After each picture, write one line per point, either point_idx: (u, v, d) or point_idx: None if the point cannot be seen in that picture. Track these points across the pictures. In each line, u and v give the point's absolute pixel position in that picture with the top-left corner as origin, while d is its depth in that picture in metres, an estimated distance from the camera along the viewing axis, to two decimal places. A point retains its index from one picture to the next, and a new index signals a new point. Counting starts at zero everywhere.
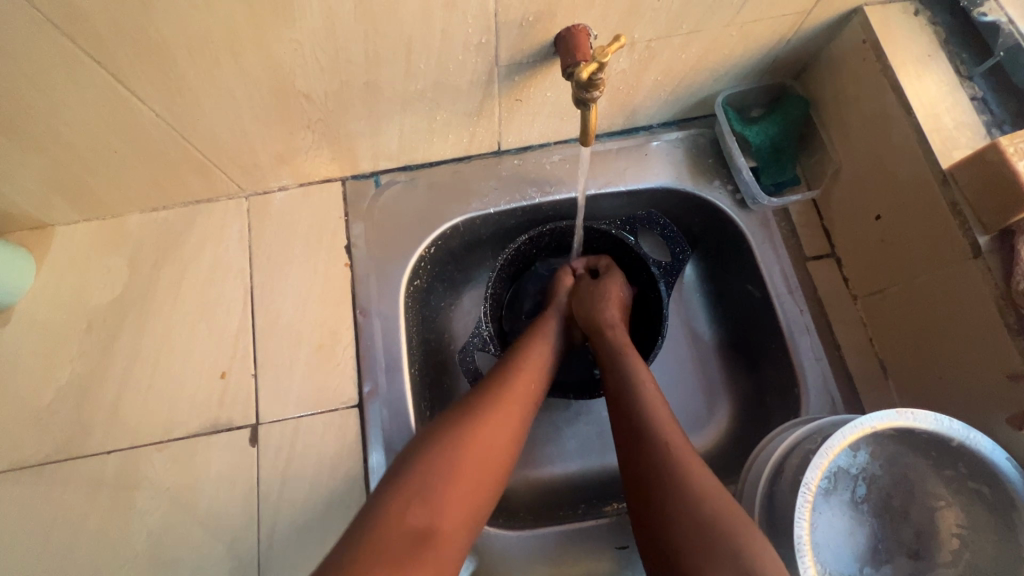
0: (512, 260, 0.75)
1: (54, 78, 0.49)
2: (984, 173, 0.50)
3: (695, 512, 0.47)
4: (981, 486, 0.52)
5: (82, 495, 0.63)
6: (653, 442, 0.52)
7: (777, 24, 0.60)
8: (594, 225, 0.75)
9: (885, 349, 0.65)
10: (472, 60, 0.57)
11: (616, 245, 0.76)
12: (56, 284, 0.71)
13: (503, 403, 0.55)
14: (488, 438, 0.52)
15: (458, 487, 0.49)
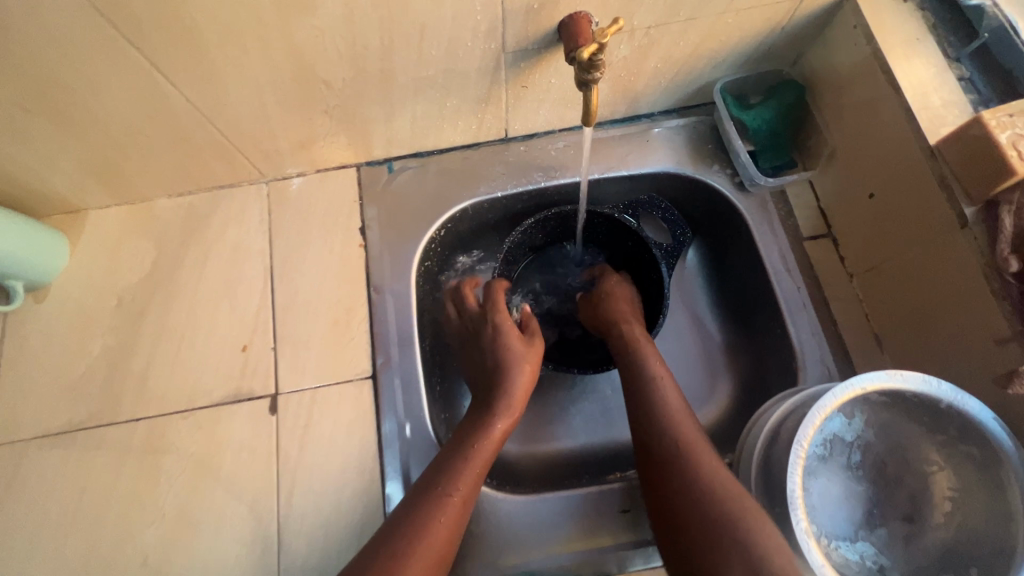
0: (519, 244, 0.78)
1: (96, 64, 0.53)
2: (968, 147, 0.52)
3: (699, 497, 0.50)
4: (970, 448, 0.54)
5: (113, 459, 0.66)
6: (666, 430, 0.57)
7: (772, 12, 0.63)
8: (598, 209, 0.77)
9: (881, 324, 0.67)
10: (480, 46, 0.60)
11: (618, 232, 0.79)
12: (88, 263, 0.75)
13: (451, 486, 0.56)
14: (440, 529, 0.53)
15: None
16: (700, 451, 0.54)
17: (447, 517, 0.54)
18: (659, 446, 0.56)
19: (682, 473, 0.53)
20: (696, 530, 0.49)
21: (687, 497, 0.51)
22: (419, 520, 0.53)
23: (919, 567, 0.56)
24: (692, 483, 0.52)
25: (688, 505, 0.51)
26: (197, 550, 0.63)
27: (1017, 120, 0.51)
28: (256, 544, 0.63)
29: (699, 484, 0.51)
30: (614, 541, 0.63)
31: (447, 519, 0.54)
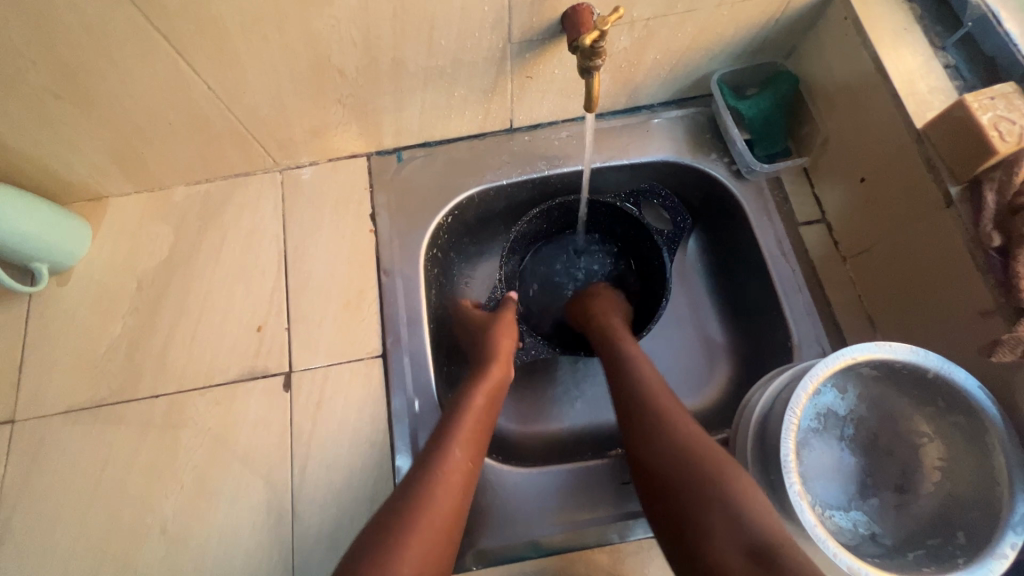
0: (524, 233, 0.81)
1: (125, 52, 0.57)
2: (953, 129, 0.55)
3: (684, 458, 0.52)
4: (957, 417, 0.56)
5: (134, 434, 0.69)
6: (647, 394, 0.59)
7: (766, 5, 0.66)
8: (600, 199, 0.80)
9: (874, 304, 0.69)
10: (487, 37, 0.63)
11: (622, 219, 0.81)
12: (109, 248, 0.78)
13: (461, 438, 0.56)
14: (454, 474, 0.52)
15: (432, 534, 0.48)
16: (679, 415, 0.56)
17: (455, 471, 0.53)
18: (640, 412, 0.57)
19: (666, 435, 0.54)
20: (683, 490, 0.50)
21: (673, 457, 0.52)
22: (427, 476, 0.51)
23: (910, 534, 0.58)
24: (675, 445, 0.53)
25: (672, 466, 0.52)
26: (215, 519, 0.65)
27: (997, 102, 0.54)
28: (271, 514, 0.65)
29: (683, 445, 0.53)
30: (615, 511, 0.65)
31: (458, 467, 0.53)
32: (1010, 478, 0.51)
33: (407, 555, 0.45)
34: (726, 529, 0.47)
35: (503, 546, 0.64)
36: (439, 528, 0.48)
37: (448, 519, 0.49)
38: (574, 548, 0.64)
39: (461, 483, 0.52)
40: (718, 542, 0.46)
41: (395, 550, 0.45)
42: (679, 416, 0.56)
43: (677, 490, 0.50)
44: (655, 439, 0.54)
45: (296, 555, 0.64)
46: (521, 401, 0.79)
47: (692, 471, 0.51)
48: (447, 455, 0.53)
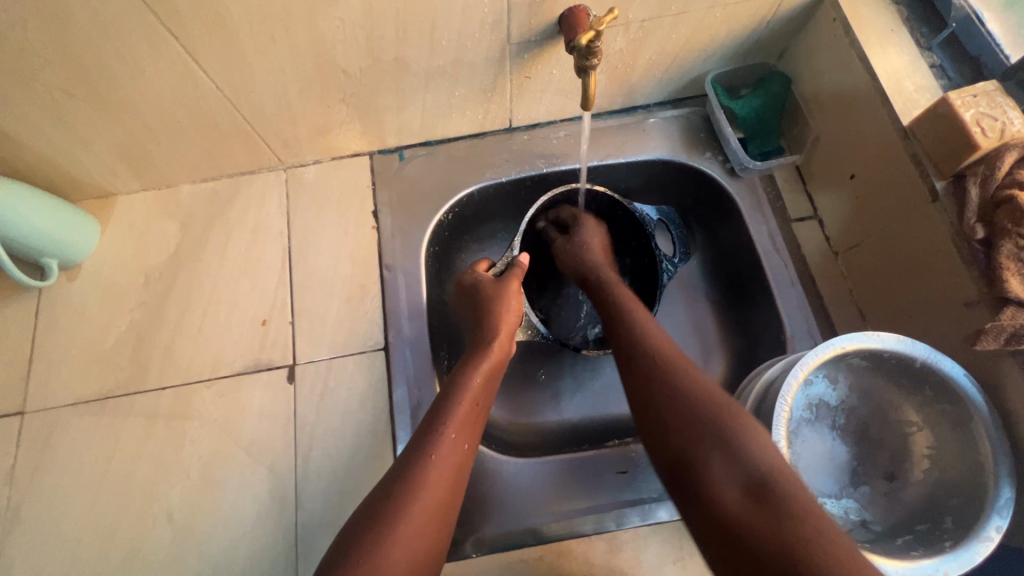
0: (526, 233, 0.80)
1: (137, 52, 0.59)
2: (938, 125, 0.57)
3: (693, 409, 0.51)
4: (945, 406, 0.58)
5: (141, 425, 0.70)
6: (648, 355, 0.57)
7: (757, 6, 0.68)
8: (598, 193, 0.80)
9: (864, 297, 0.71)
10: (487, 38, 0.65)
11: (627, 223, 0.82)
12: (117, 244, 0.79)
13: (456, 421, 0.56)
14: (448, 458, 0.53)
15: (428, 515, 0.49)
16: (689, 370, 0.55)
17: (449, 456, 0.53)
18: (643, 368, 0.56)
19: (672, 389, 0.53)
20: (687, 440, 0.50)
21: (671, 416, 0.52)
22: (422, 459, 0.52)
23: (899, 521, 0.59)
24: (680, 401, 0.52)
25: (680, 417, 0.51)
26: (220, 508, 0.67)
27: (979, 99, 0.56)
28: (275, 502, 0.67)
29: (691, 397, 0.52)
30: (611, 501, 0.66)
31: (452, 452, 0.53)
32: (996, 465, 0.53)
33: (394, 546, 0.46)
34: (728, 468, 0.47)
35: (502, 534, 0.65)
36: (429, 515, 0.49)
37: (438, 506, 0.50)
38: (571, 537, 0.65)
39: (453, 467, 0.53)
40: (718, 478, 0.47)
41: (383, 540, 0.46)
42: (687, 370, 0.55)
43: (678, 438, 0.51)
44: (662, 391, 0.54)
45: (299, 543, 0.65)
46: (519, 394, 0.80)
47: (698, 421, 0.50)
48: (437, 441, 0.53)
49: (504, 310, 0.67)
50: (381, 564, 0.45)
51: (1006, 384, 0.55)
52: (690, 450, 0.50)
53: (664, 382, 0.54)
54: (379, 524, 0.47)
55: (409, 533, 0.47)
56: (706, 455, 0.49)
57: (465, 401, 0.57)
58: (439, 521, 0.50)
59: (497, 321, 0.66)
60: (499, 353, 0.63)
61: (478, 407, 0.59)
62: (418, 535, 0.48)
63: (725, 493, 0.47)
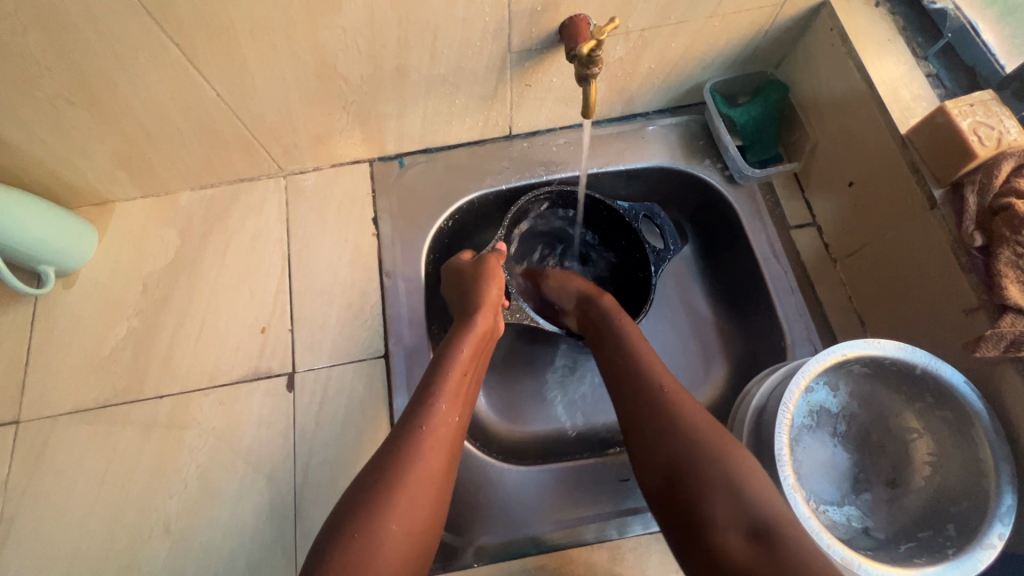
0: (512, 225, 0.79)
1: (138, 59, 0.59)
2: (935, 134, 0.57)
3: (693, 447, 0.51)
4: (946, 412, 0.58)
5: (138, 434, 0.70)
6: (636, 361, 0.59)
7: (755, 16, 0.68)
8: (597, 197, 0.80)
9: (864, 304, 0.72)
10: (489, 46, 0.65)
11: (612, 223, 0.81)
12: (114, 251, 0.79)
13: (446, 392, 0.55)
14: (440, 428, 0.52)
15: (421, 488, 0.49)
16: (689, 404, 0.54)
17: (440, 428, 0.52)
18: (644, 387, 0.56)
19: (670, 422, 0.53)
20: (688, 479, 0.50)
21: (671, 453, 0.51)
22: (412, 432, 0.51)
23: (902, 528, 0.59)
24: (678, 437, 0.52)
25: (682, 456, 0.51)
26: (219, 518, 0.66)
27: (976, 108, 0.56)
28: (274, 512, 0.66)
29: (690, 431, 0.52)
30: (612, 509, 0.66)
31: (443, 423, 0.53)
32: (998, 469, 0.53)
33: (392, 521, 0.46)
34: (731, 511, 0.47)
35: (503, 543, 0.64)
36: (426, 487, 0.49)
37: (434, 478, 0.50)
38: (573, 545, 0.64)
39: (446, 439, 0.52)
40: (720, 525, 0.47)
41: (381, 516, 0.46)
42: (686, 404, 0.54)
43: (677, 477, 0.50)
44: (660, 426, 0.53)
45: (298, 553, 0.65)
46: (509, 398, 0.80)
47: (695, 458, 0.50)
48: (430, 413, 0.53)
49: (488, 285, 0.66)
50: (379, 538, 0.45)
51: (1007, 390, 0.55)
52: (691, 489, 0.49)
53: (663, 415, 0.54)
54: (376, 503, 0.47)
55: (406, 506, 0.47)
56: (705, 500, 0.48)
57: (456, 373, 0.57)
58: (436, 491, 0.50)
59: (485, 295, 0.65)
60: (486, 325, 0.63)
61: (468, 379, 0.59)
62: (410, 506, 0.48)
63: (729, 538, 0.47)
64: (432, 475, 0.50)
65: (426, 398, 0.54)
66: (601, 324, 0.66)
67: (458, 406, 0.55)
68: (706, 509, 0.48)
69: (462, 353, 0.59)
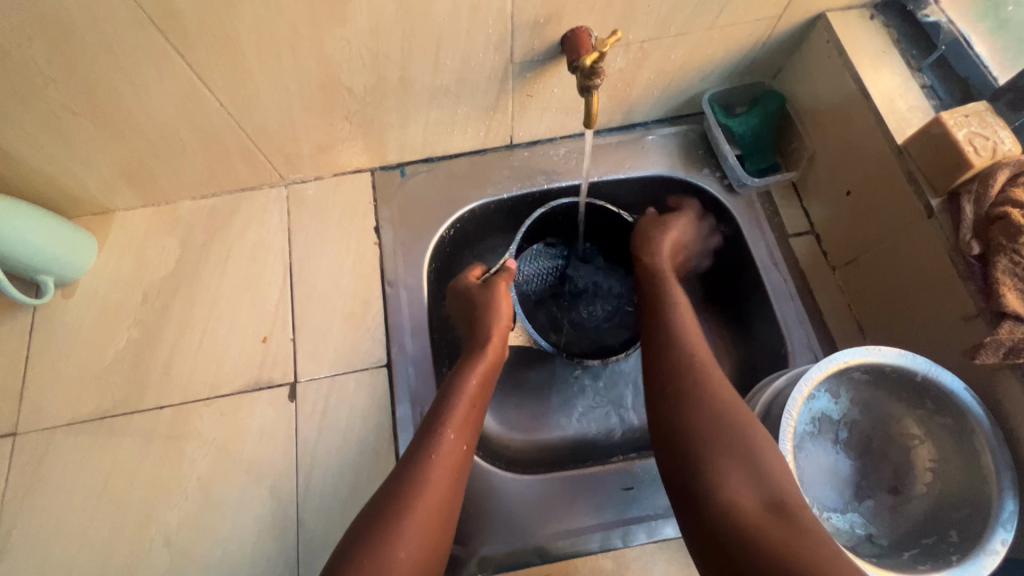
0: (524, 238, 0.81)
1: (143, 71, 0.59)
2: (932, 143, 0.58)
3: (714, 422, 0.53)
4: (947, 419, 0.58)
5: (138, 445, 0.69)
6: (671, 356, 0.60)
7: (753, 29, 0.70)
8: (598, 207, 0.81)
9: (863, 312, 0.72)
10: (491, 57, 0.66)
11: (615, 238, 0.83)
12: (114, 261, 0.79)
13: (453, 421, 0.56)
14: (448, 458, 0.54)
15: (429, 516, 0.50)
16: (718, 386, 0.56)
17: (446, 457, 0.54)
18: (676, 365, 0.59)
19: (692, 398, 0.55)
20: (703, 450, 0.52)
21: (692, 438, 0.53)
22: (420, 460, 0.53)
23: (904, 534, 0.60)
24: (699, 414, 0.54)
25: (700, 432, 0.53)
26: (220, 529, 0.65)
27: (971, 119, 0.58)
28: (276, 523, 0.66)
29: (706, 416, 0.54)
30: (615, 519, 0.66)
31: (450, 451, 0.54)
32: (998, 477, 0.54)
33: (399, 546, 0.47)
34: (738, 478, 0.49)
35: (507, 552, 0.64)
36: (432, 512, 0.50)
37: (440, 506, 0.51)
38: (578, 554, 0.64)
39: (453, 467, 0.54)
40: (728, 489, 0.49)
41: (389, 540, 0.47)
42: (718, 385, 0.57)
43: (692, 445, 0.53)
44: (685, 410, 0.55)
45: (301, 565, 0.64)
46: (512, 408, 0.80)
47: (712, 435, 0.52)
48: (438, 441, 0.54)
49: (497, 315, 0.66)
50: (388, 562, 0.46)
51: (1007, 395, 0.56)
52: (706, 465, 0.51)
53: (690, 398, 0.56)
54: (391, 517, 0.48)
55: (415, 533, 0.48)
56: (717, 463, 0.51)
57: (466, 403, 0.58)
58: (442, 517, 0.51)
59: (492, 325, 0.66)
60: (494, 354, 0.64)
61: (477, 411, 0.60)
62: (418, 532, 0.48)
63: (742, 500, 0.48)
64: (439, 503, 0.51)
65: (433, 427, 0.56)
66: (654, 280, 0.70)
67: (465, 437, 0.56)
68: (717, 476, 0.50)
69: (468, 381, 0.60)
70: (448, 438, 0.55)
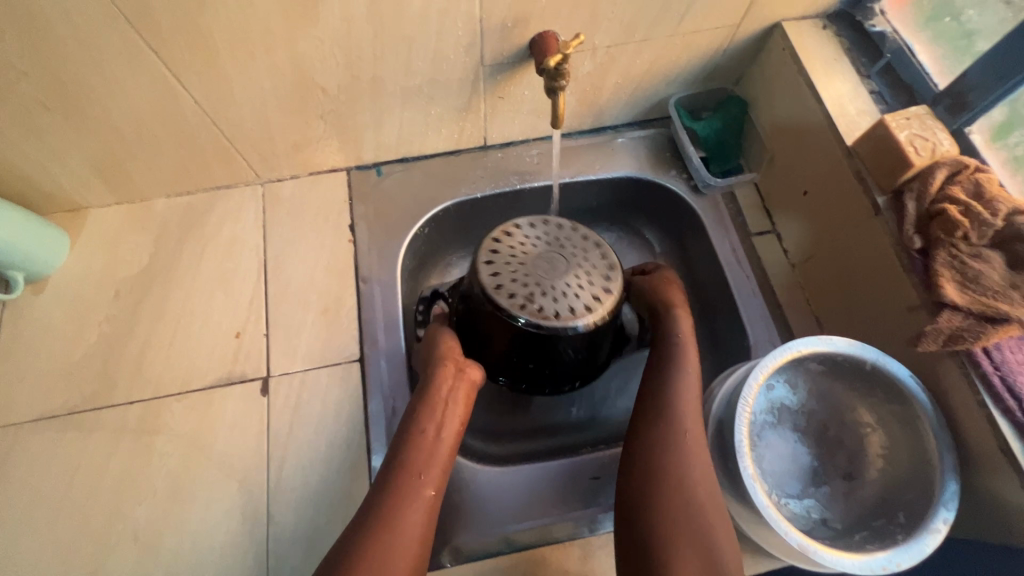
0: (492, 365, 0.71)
1: (118, 68, 0.60)
2: (877, 144, 0.62)
3: (667, 436, 0.57)
4: (895, 406, 0.61)
5: (108, 440, 0.69)
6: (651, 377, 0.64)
7: (714, 36, 0.73)
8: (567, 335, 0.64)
9: (820, 306, 0.74)
10: (462, 60, 0.68)
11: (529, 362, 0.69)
12: (86, 258, 0.79)
13: (415, 458, 0.59)
14: (411, 498, 0.56)
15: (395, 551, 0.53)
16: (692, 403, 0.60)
17: (409, 498, 0.56)
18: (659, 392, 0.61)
19: (659, 427, 0.58)
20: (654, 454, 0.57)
21: (646, 449, 0.57)
22: (384, 499, 0.56)
23: (857, 517, 0.62)
24: (662, 434, 0.58)
25: (655, 429, 0.58)
26: (189, 523, 0.66)
27: (912, 122, 0.61)
28: (246, 517, 0.66)
29: (664, 432, 0.58)
30: (584, 507, 0.67)
31: (411, 489, 0.57)
32: (942, 458, 0.57)
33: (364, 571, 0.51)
34: (677, 484, 0.54)
35: (476, 543, 0.65)
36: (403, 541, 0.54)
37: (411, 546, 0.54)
38: (545, 544, 0.65)
39: (420, 507, 0.56)
40: (668, 497, 0.54)
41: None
42: (687, 401, 0.60)
43: (643, 486, 0.55)
44: (651, 424, 0.59)
45: (271, 558, 0.64)
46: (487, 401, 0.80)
47: (662, 448, 0.57)
48: (400, 477, 0.58)
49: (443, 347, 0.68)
50: None
51: (947, 381, 0.58)
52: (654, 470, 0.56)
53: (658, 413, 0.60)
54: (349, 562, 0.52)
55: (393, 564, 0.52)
56: (656, 511, 0.54)
57: (430, 428, 0.61)
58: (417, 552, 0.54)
59: (445, 348, 0.67)
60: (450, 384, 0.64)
61: (444, 433, 0.61)
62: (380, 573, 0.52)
63: (681, 539, 0.52)
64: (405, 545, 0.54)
65: (396, 465, 0.59)
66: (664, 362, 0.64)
67: (429, 476, 0.58)
68: (665, 481, 0.55)
69: (427, 413, 0.62)
70: (409, 479, 0.58)
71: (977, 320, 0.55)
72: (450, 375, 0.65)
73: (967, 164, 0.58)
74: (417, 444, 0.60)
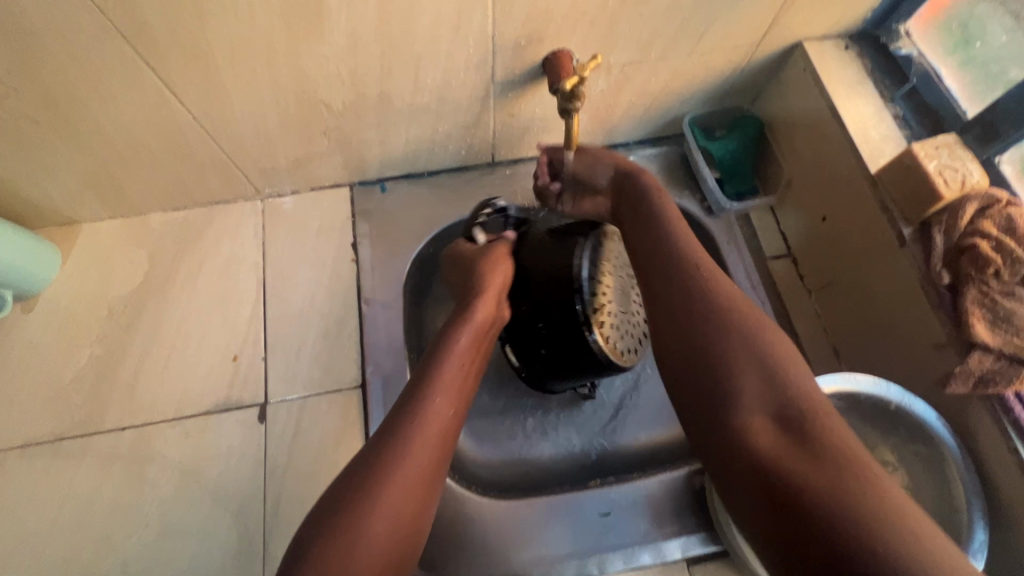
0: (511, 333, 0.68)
1: (113, 83, 0.57)
2: (904, 175, 0.60)
3: (733, 337, 0.47)
4: (919, 447, 0.59)
5: (98, 467, 0.66)
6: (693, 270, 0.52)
7: (732, 55, 0.71)
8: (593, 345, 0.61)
9: (839, 335, 0.72)
10: (473, 77, 0.66)
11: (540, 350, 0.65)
12: (78, 275, 0.76)
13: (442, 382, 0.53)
14: (433, 420, 0.50)
15: (410, 481, 0.46)
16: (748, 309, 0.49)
17: (431, 423, 0.49)
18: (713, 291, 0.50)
19: (726, 342, 0.47)
20: (720, 366, 0.46)
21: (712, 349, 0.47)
22: (403, 422, 0.49)
23: None
24: (718, 338, 0.47)
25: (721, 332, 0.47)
26: (182, 557, 0.63)
27: (941, 152, 0.59)
28: (241, 550, 0.63)
29: (731, 333, 0.47)
30: (595, 544, 0.65)
31: (436, 413, 0.50)
32: (970, 505, 0.54)
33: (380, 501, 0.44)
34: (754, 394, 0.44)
35: None
36: (418, 470, 0.47)
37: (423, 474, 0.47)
38: None
39: (437, 432, 0.49)
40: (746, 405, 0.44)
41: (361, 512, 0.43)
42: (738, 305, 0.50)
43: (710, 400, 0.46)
44: (708, 323, 0.48)
45: None
46: (490, 430, 0.76)
47: (726, 356, 0.46)
48: (423, 399, 0.51)
49: (491, 271, 0.63)
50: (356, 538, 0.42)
51: (978, 424, 0.56)
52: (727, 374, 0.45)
53: (717, 312, 0.49)
54: (354, 504, 0.44)
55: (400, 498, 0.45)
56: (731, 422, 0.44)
57: (465, 354, 0.56)
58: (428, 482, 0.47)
59: (490, 275, 0.63)
60: (488, 314, 0.60)
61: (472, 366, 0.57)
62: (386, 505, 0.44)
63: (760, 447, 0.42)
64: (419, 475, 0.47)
65: (421, 384, 0.52)
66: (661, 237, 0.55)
67: (454, 405, 0.52)
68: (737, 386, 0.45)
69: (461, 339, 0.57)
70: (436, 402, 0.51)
71: (1010, 362, 0.53)
72: (490, 310, 0.60)
73: (999, 198, 0.56)
74: (448, 369, 0.54)
